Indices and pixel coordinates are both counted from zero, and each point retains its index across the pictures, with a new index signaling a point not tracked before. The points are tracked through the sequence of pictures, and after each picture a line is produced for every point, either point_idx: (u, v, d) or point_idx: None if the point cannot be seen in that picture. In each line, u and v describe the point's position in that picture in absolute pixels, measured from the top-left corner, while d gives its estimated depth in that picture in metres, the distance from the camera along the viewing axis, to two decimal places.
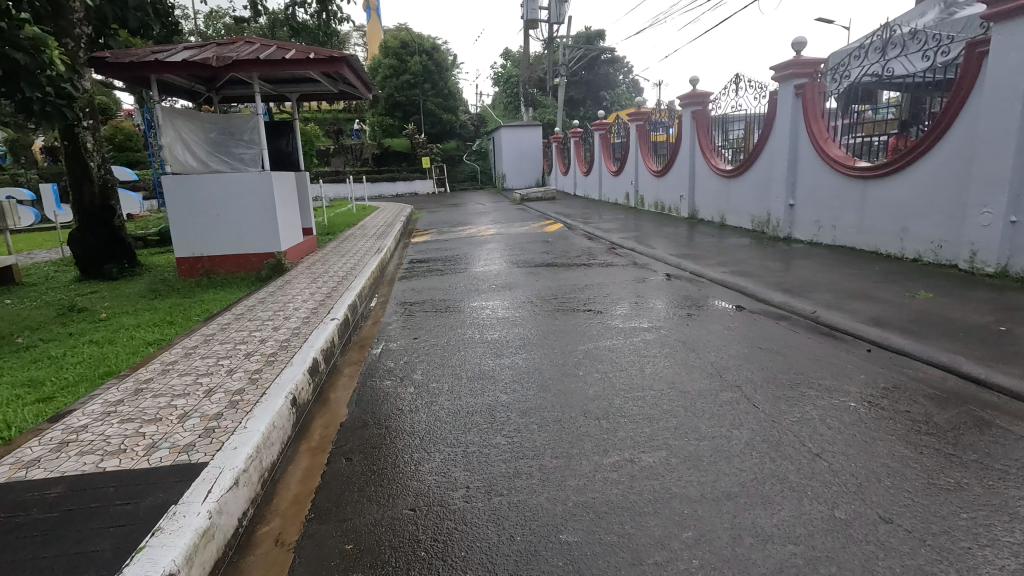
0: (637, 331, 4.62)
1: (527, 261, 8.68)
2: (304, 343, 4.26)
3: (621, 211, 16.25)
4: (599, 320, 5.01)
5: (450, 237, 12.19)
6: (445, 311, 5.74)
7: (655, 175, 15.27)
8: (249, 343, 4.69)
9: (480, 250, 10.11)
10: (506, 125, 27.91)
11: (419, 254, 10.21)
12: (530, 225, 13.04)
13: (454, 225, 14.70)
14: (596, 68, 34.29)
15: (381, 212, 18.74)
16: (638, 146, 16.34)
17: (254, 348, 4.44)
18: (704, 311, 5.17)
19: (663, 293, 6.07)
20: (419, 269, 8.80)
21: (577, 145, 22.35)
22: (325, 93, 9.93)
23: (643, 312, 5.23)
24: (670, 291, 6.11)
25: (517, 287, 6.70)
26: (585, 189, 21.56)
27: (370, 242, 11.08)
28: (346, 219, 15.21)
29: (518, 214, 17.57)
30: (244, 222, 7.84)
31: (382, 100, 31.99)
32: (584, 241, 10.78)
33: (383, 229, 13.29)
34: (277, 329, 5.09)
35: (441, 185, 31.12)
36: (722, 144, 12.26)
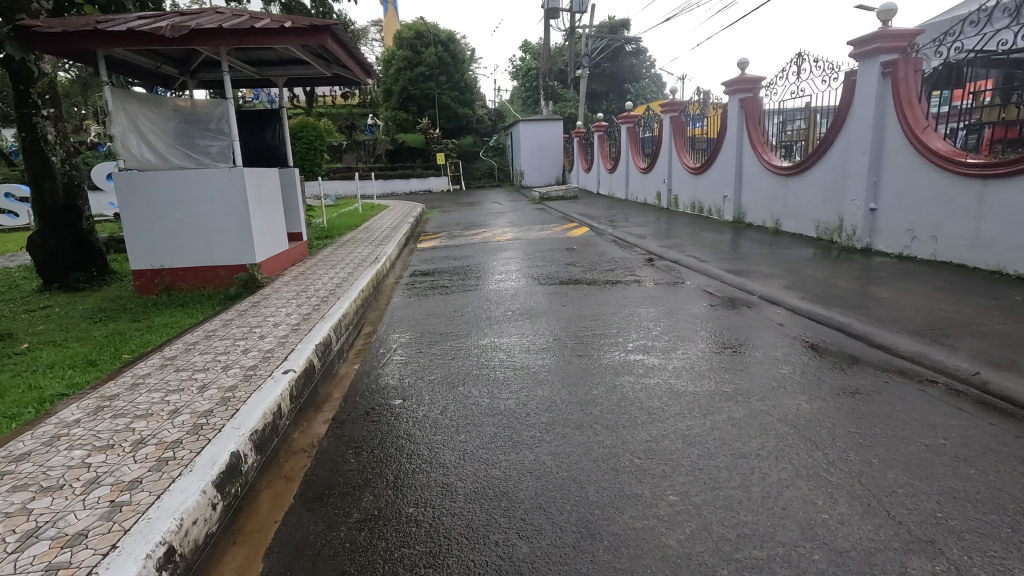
0: (708, 393, 3.31)
1: (549, 274, 7.33)
2: (227, 424, 2.91)
3: (650, 212, 14.78)
4: (654, 374, 3.62)
5: (462, 241, 10.86)
6: (445, 349, 4.40)
7: (692, 172, 13.73)
8: (177, 400, 3.43)
9: (495, 258, 8.80)
10: (525, 119, 26.47)
11: (425, 262, 8.91)
12: (551, 229, 11.66)
13: (467, 228, 13.40)
14: (620, 59, 32.68)
15: (390, 211, 17.49)
16: (671, 140, 14.80)
17: (166, 421, 3.13)
18: (792, 357, 3.82)
19: (726, 324, 4.72)
20: (422, 281, 7.49)
21: (601, 139, 20.85)
22: (317, 76, 8.64)
23: (712, 361, 3.84)
24: (735, 322, 4.76)
25: (539, 312, 5.33)
26: (609, 188, 20.04)
27: (370, 247, 9.80)
28: (349, 219, 13.93)
29: (537, 214, 16.17)
30: (212, 230, 6.56)
31: (395, 93, 30.74)
32: (614, 249, 9.42)
33: (388, 232, 12.03)
34: (222, 375, 3.82)
35: (457, 182, 29.82)
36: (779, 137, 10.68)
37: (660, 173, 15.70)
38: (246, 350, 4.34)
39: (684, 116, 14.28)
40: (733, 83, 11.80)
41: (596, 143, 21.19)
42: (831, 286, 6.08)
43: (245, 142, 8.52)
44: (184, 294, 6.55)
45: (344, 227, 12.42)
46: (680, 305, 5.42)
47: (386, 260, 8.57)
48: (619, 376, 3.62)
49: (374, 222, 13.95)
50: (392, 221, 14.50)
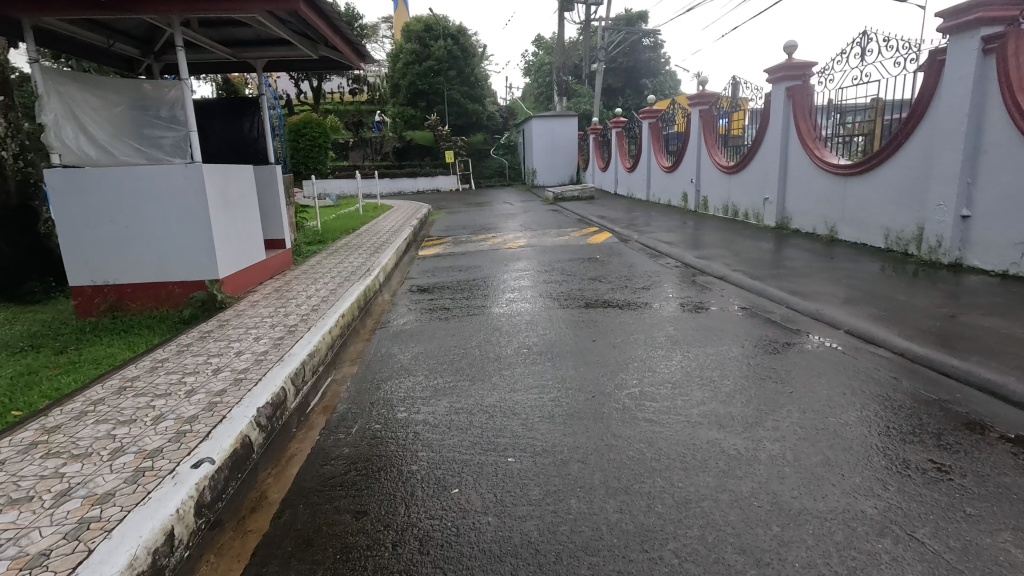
0: (826, 511, 2.20)
1: (569, 292, 6.16)
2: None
3: (674, 216, 13.55)
4: (734, 466, 2.51)
5: (469, 248, 9.73)
6: (437, 411, 3.26)
7: (725, 171, 12.49)
8: (12, 530, 2.36)
9: (504, 269, 7.67)
10: (537, 115, 25.26)
11: (424, 274, 7.77)
12: (569, 234, 10.48)
13: (474, 232, 12.25)
14: (637, 53, 31.33)
15: (394, 212, 16.44)
16: (700, 135, 13.55)
17: None
18: (928, 439, 2.68)
19: (810, 371, 3.56)
20: (419, 298, 6.34)
21: (619, 136, 19.61)
22: (302, 59, 7.55)
23: (810, 439, 2.71)
24: (821, 368, 3.60)
25: (560, 349, 4.16)
26: (627, 188, 18.79)
27: (364, 256, 8.68)
28: (346, 221, 12.82)
29: (550, 215, 15.03)
30: (166, 238, 5.46)
31: (403, 89, 29.65)
32: (640, 259, 8.24)
33: (386, 237, 10.89)
34: (109, 470, 2.77)
35: (466, 182, 28.74)
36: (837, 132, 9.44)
37: (685, 172, 14.43)
38: (155, 423, 3.23)
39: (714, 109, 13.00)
40: (775, 71, 10.54)
41: (614, 140, 19.95)
42: (923, 311, 4.88)
43: (219, 136, 7.44)
44: (132, 316, 5.45)
45: (340, 231, 11.33)
46: (739, 338, 4.27)
47: (380, 271, 7.44)
48: (684, 477, 2.47)
49: (373, 225, 12.85)
50: (393, 223, 13.37)
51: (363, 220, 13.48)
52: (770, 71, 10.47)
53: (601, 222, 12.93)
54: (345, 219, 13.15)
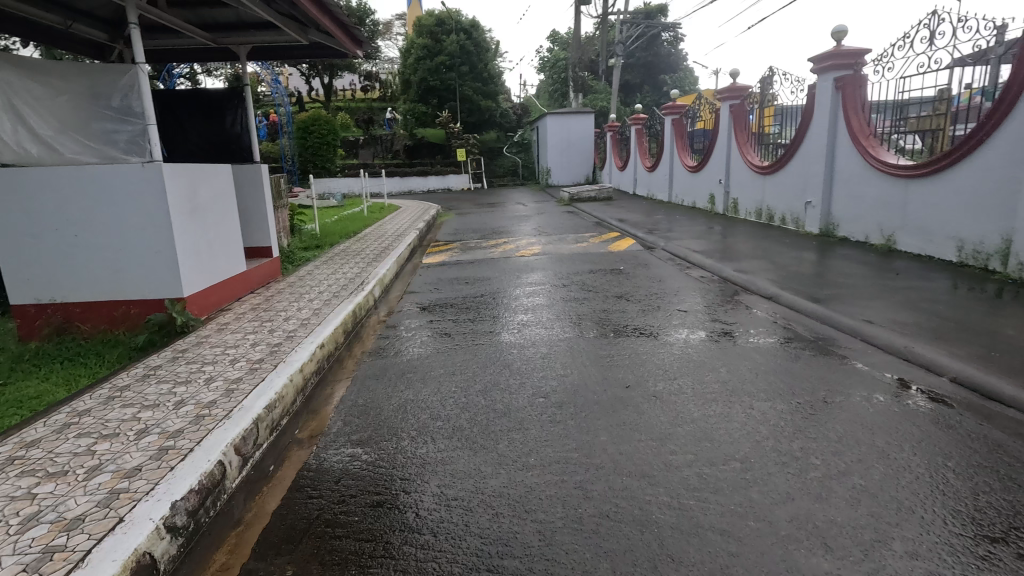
0: None
1: (591, 312, 5.31)
2: None
3: (700, 219, 12.60)
4: None
5: (478, 255, 8.89)
6: (424, 502, 2.42)
7: (760, 172, 11.48)
8: None
9: (516, 282, 6.83)
10: (552, 111, 24.34)
11: (426, 286, 6.94)
12: (587, 239, 9.62)
13: (484, 236, 11.44)
14: (656, 47, 30.22)
15: (401, 213, 15.71)
16: (731, 132, 12.55)
17: None
18: None
19: (918, 443, 2.70)
20: (418, 316, 5.50)
21: (638, 133, 18.62)
22: (291, 45, 6.76)
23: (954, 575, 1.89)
24: (930, 439, 2.74)
25: (585, 398, 3.30)
26: (647, 188, 17.81)
27: (362, 263, 7.87)
28: (349, 223, 12.06)
29: (566, 218, 14.17)
30: (121, 251, 4.66)
31: (414, 85, 28.88)
32: (669, 269, 7.36)
33: (390, 241, 10.11)
34: None
35: (478, 181, 27.94)
36: (895, 128, 8.40)
37: (712, 171, 13.43)
38: (32, 525, 2.42)
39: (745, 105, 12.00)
40: (821, 59, 9.49)
41: (633, 138, 18.96)
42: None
43: (199, 133, 6.60)
44: (82, 340, 4.69)
45: (341, 234, 10.58)
46: (807, 384, 3.41)
47: (377, 282, 6.62)
48: None
49: (378, 228, 12.08)
50: (398, 225, 12.60)
51: (367, 222, 12.72)
52: (816, 59, 9.42)
53: (621, 225, 12.05)
54: (348, 221, 12.40)
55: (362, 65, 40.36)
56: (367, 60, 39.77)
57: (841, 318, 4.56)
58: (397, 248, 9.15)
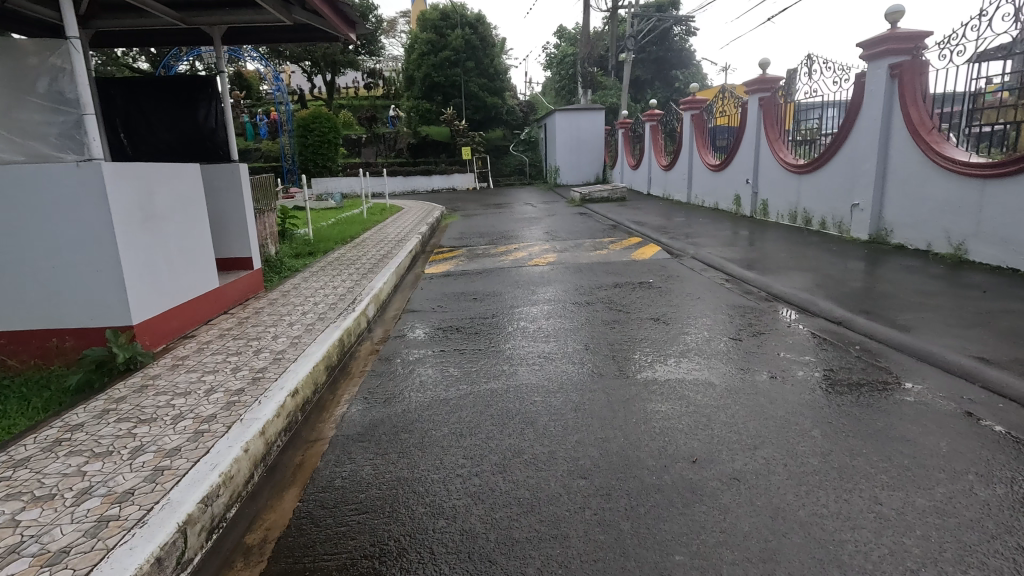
0: None
1: (628, 339, 4.41)
2: None
3: (724, 222, 11.68)
4: None
5: (486, 263, 7.98)
6: None
7: (796, 172, 10.20)
8: None
9: (533, 297, 5.93)
10: (561, 108, 23.40)
11: (429, 301, 6.07)
12: (609, 246, 8.70)
13: (491, 240, 10.54)
14: (668, 42, 29.23)
15: (402, 214, 14.85)
16: (760, 128, 11.40)
17: None
18: None
19: None
20: (418, 343, 4.62)
21: (653, 130, 17.68)
22: (274, 26, 5.91)
23: None
24: None
25: (641, 481, 2.45)
26: (663, 188, 16.85)
27: (357, 274, 7.01)
28: (346, 227, 11.17)
29: (578, 220, 13.28)
30: (55, 270, 3.81)
31: (418, 81, 27.96)
32: (706, 282, 6.47)
33: (390, 247, 9.23)
34: None
35: (484, 180, 27.08)
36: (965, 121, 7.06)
37: (736, 170, 12.47)
38: None
39: (777, 99, 10.94)
40: (872, 45, 8.12)
41: (648, 135, 18.01)
42: None
43: (167, 126, 5.73)
44: (8, 377, 3.83)
45: (336, 239, 9.69)
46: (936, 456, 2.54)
47: (373, 298, 5.75)
48: None
49: (377, 231, 11.20)
50: (399, 229, 11.71)
51: (366, 226, 11.79)
52: (866, 44, 8.10)
53: (641, 228, 11.14)
54: (345, 224, 11.52)
55: (365, 62, 39.47)
56: (370, 57, 38.88)
57: (943, 353, 3.68)
58: (397, 256, 8.27)
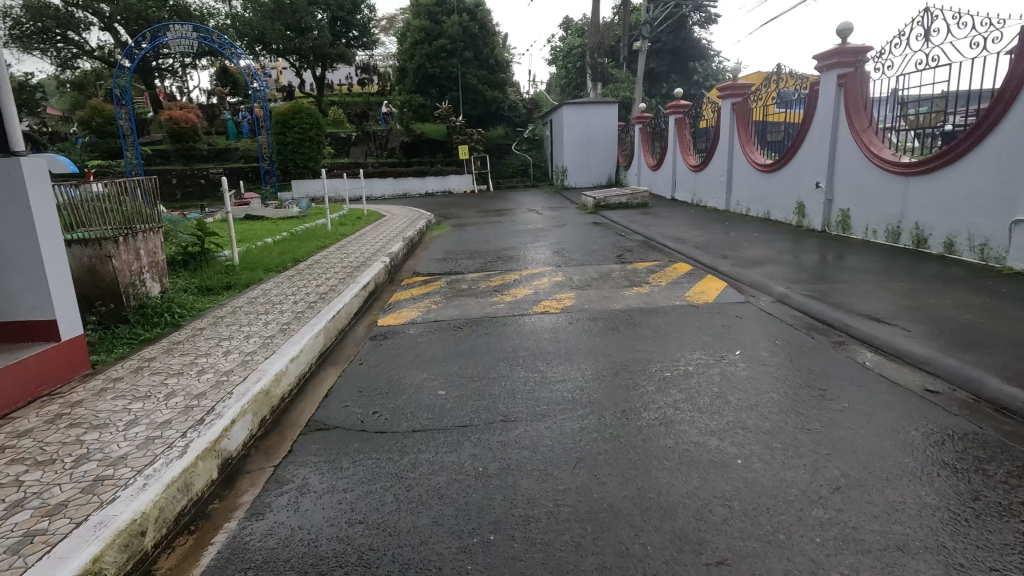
0: None
1: (777, 574, 1.85)
2: None
3: (785, 236, 9.09)
4: None
5: (471, 307, 5.43)
6: None
7: (901, 175, 7.39)
8: None
9: (544, 394, 3.35)
10: (569, 101, 20.89)
11: (363, 397, 3.46)
12: (647, 276, 6.17)
13: (483, 261, 7.99)
14: (686, 30, 26.60)
15: (381, 224, 12.38)
16: (837, 115, 8.62)
17: None
18: None
19: None
20: (291, 556, 2.06)
21: (679, 124, 15.07)
22: None
23: None
24: None
25: None
26: (694, 192, 14.15)
27: (264, 331, 4.42)
28: (296, 247, 8.57)
29: (593, 231, 10.78)
30: None
31: (411, 73, 25.38)
32: (829, 347, 3.93)
33: (341, 277, 6.63)
34: None
35: (483, 182, 24.62)
36: None
37: (797, 170, 9.74)
38: None
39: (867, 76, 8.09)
40: None
41: (673, 130, 15.34)
42: None
43: None
44: None
45: (272, 265, 7.13)
46: None
47: (253, 402, 3.13)
48: None
49: (338, 250, 8.63)
50: (368, 245, 9.12)
51: (325, 243, 9.19)
52: None
53: (679, 244, 8.58)
54: (297, 243, 8.93)
55: (359, 58, 37.00)
56: (363, 51, 36.37)
57: None
58: (344, 295, 5.64)
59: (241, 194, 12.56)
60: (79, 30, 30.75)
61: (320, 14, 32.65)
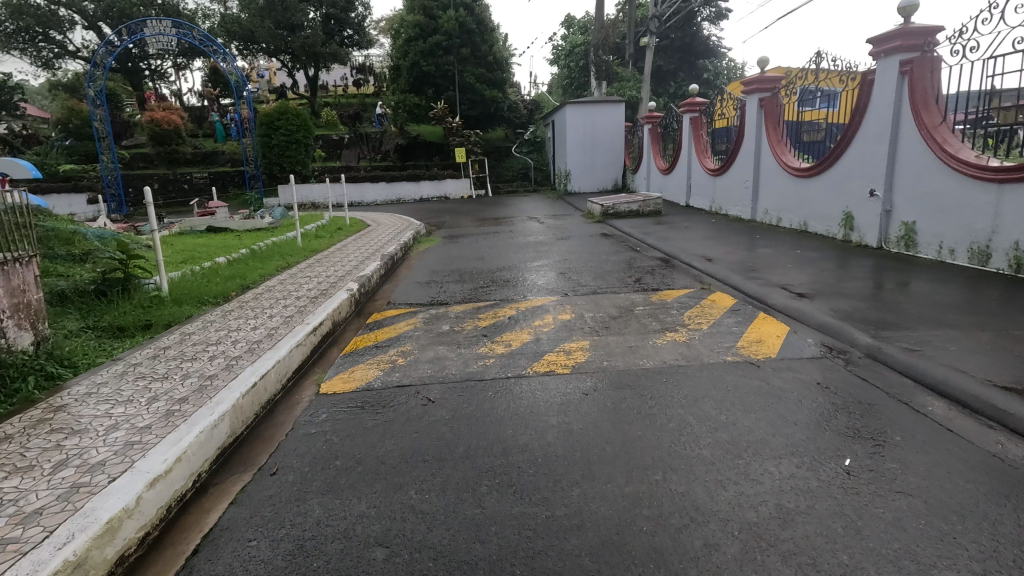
0: None
1: None
2: None
3: (831, 253, 7.69)
4: None
5: (449, 359, 4.07)
6: None
7: (994, 183, 5.97)
8: None
9: (549, 564, 1.99)
10: (572, 100, 19.58)
11: (251, 561, 2.11)
12: (681, 314, 4.79)
13: (474, 286, 6.62)
14: (694, 27, 25.29)
15: (363, 235, 11.01)
16: (900, 110, 7.20)
17: None
18: None
19: None
20: None
21: (694, 123, 13.72)
22: None
23: None
24: None
25: None
26: (713, 198, 12.74)
27: (144, 416, 3.06)
28: (250, 269, 7.16)
29: (604, 245, 9.42)
30: None
31: (405, 72, 24.05)
32: (984, 452, 2.58)
33: (290, 314, 5.24)
34: None
35: (481, 186, 23.28)
36: None
37: (842, 175, 8.34)
38: None
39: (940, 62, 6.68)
40: None
41: (688, 130, 13.94)
42: None
43: None
44: None
45: (208, 296, 5.72)
46: None
47: None
48: None
49: (303, 272, 7.23)
50: (341, 264, 7.74)
51: (289, 263, 7.77)
52: None
53: (709, 263, 7.19)
54: (254, 263, 7.50)
55: (353, 58, 35.72)
56: (358, 50, 35.10)
57: None
58: (284, 343, 4.25)
59: (204, 202, 11.16)
60: (60, 29, 29.43)
61: (312, 12, 31.40)
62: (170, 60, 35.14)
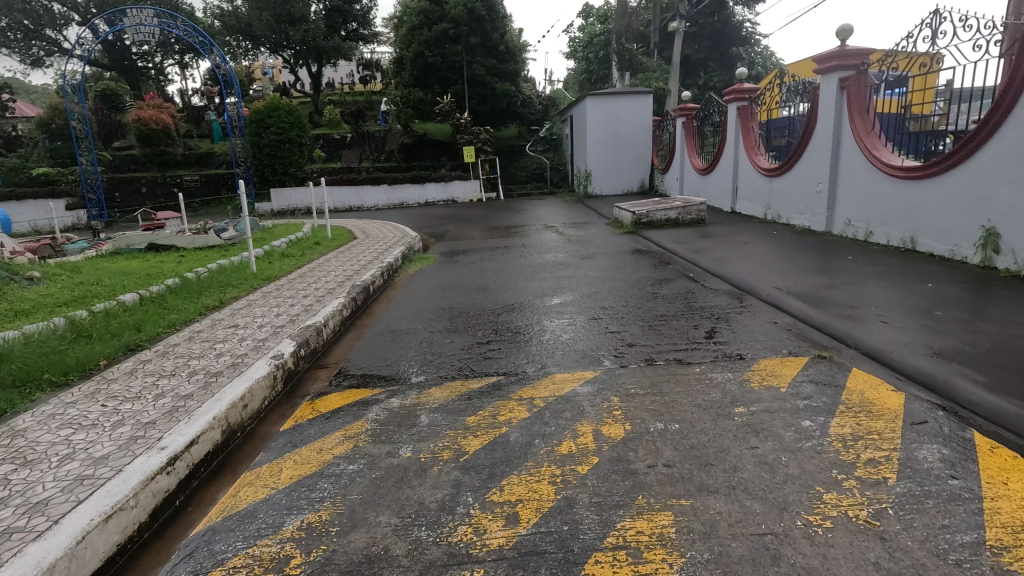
0: None
1: None
2: None
3: (971, 284, 5.47)
4: None
5: (395, 557, 2.02)
6: None
7: None
8: None
9: None
10: (592, 92, 17.47)
11: None
12: (822, 432, 2.67)
13: (467, 343, 4.54)
14: (726, 11, 22.96)
15: (344, 252, 9.02)
16: None
17: None
18: None
19: None
20: None
21: (742, 114, 11.51)
22: None
23: None
24: None
25: None
26: (769, 203, 10.47)
27: None
28: (158, 313, 5.12)
29: (642, 266, 7.31)
30: None
31: (409, 64, 22.12)
32: None
33: (152, 419, 3.16)
34: None
35: (492, 189, 21.26)
36: None
37: (971, 177, 6.04)
38: None
39: None
40: None
41: (735, 122, 11.67)
42: None
43: None
44: None
45: (50, 373, 3.71)
46: None
47: None
48: None
49: (232, 316, 5.17)
50: (290, 302, 5.66)
51: (222, 301, 5.71)
52: None
53: (805, 304, 5.05)
54: (170, 302, 5.48)
55: (359, 53, 33.86)
56: (364, 45, 33.26)
57: None
58: (75, 516, 2.19)
59: (151, 212, 9.22)
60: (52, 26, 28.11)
61: (315, 4, 29.62)
62: (171, 59, 33.75)
